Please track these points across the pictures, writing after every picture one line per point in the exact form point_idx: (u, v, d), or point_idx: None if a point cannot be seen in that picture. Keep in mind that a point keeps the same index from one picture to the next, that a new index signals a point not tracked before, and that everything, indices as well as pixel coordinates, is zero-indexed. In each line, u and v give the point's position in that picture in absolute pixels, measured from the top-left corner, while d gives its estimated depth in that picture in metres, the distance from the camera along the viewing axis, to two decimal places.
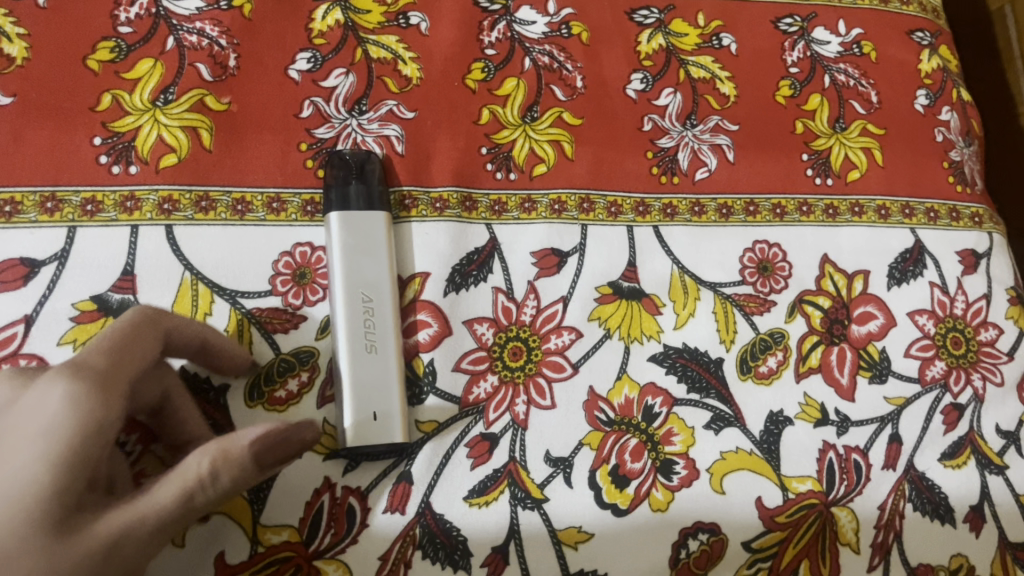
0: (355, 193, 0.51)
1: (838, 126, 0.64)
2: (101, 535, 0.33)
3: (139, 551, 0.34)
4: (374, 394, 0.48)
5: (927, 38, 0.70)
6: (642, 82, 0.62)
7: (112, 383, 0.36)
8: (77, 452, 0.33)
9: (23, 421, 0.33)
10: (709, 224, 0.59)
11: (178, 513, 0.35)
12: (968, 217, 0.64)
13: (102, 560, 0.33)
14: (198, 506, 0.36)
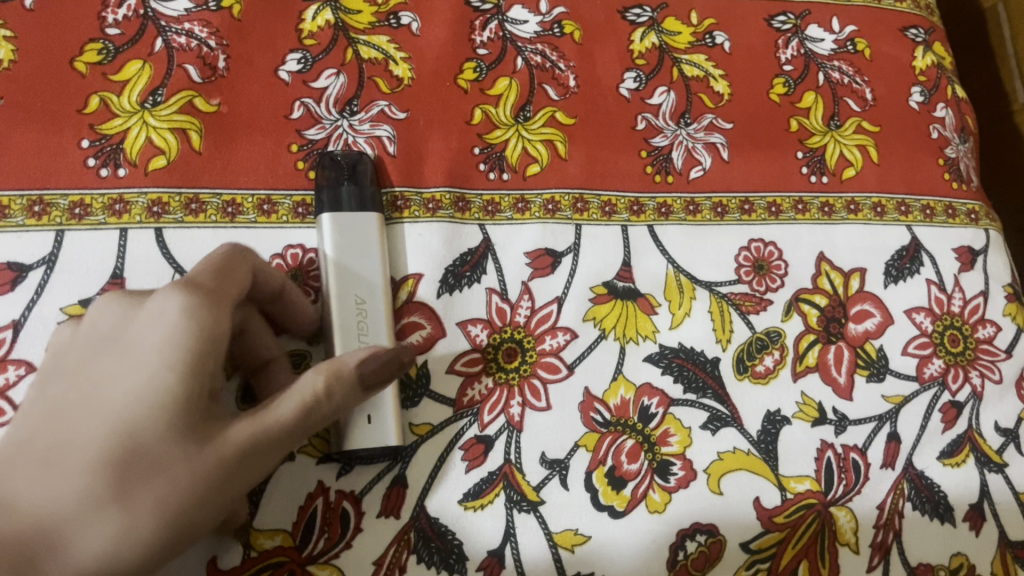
0: (348, 194, 0.50)
1: (833, 124, 0.64)
2: (235, 442, 0.36)
3: (272, 459, 0.37)
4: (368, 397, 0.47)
5: (921, 35, 0.69)
6: (635, 81, 0.61)
7: (217, 298, 0.38)
8: (196, 362, 0.36)
9: (144, 334, 0.36)
10: (704, 223, 0.58)
11: (300, 425, 0.38)
12: (964, 214, 0.64)
13: (237, 463, 0.36)
14: (320, 418, 0.38)
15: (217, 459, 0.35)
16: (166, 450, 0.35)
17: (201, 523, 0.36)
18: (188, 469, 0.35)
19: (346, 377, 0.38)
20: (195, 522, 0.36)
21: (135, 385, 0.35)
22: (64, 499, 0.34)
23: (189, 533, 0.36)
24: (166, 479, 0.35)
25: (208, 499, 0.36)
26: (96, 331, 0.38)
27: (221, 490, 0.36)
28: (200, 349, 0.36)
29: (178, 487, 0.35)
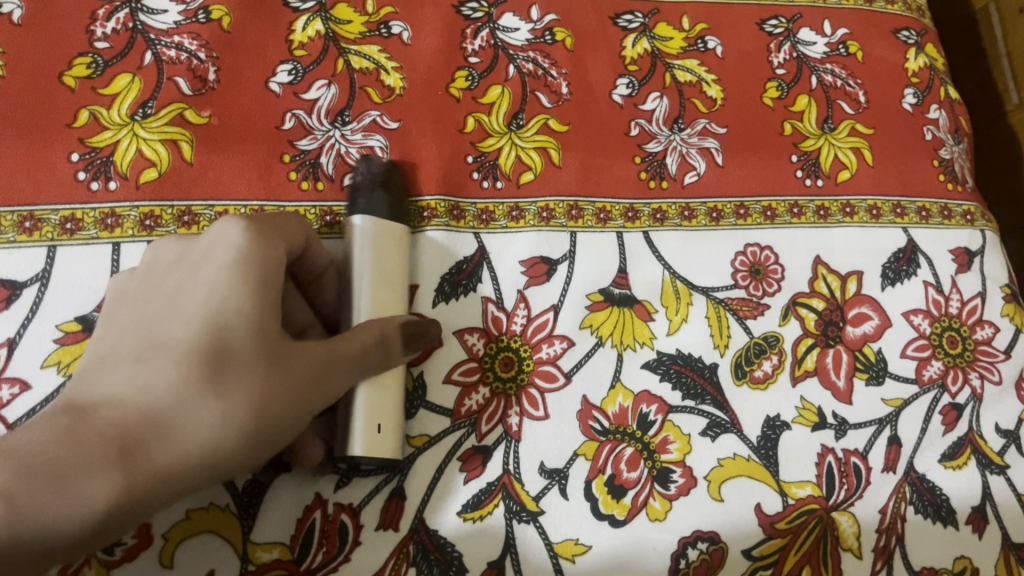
0: (383, 202, 0.49)
1: (827, 127, 0.63)
2: (313, 353, 0.40)
3: (347, 379, 0.41)
4: (381, 408, 0.45)
5: (912, 37, 0.69)
6: (628, 87, 0.61)
7: (280, 228, 0.42)
8: (271, 275, 0.40)
9: (213, 254, 0.40)
10: (699, 229, 0.58)
11: (360, 360, 0.42)
12: (960, 215, 0.64)
13: (317, 372, 0.40)
14: (377, 356, 0.43)
15: (302, 365, 0.39)
16: (255, 350, 0.38)
17: (290, 424, 0.39)
18: (277, 367, 0.39)
19: (392, 328, 0.44)
20: (288, 421, 0.39)
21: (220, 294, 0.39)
22: (160, 391, 0.38)
23: (280, 432, 0.39)
24: (258, 376, 0.38)
25: (297, 400, 0.39)
26: (169, 260, 0.42)
27: (308, 395, 0.40)
28: (273, 266, 0.40)
29: (270, 384, 0.38)
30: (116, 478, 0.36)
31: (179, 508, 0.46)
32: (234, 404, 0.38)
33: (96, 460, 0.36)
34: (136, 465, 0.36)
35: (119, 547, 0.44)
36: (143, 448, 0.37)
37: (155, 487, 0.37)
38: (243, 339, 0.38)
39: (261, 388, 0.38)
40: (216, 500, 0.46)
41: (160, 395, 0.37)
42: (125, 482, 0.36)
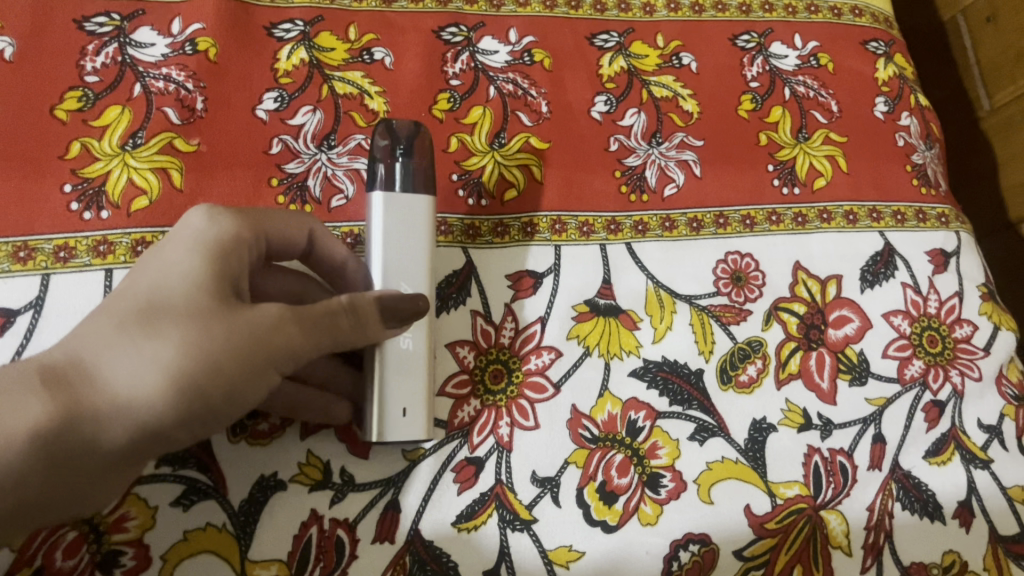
0: (401, 173, 0.48)
1: (801, 136, 0.65)
2: (261, 311, 0.38)
3: (309, 347, 0.39)
4: (408, 389, 0.46)
5: (881, 47, 0.71)
6: (606, 104, 0.63)
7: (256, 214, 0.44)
8: (223, 246, 0.40)
9: (179, 230, 0.41)
10: (681, 239, 0.60)
11: (323, 325, 0.40)
12: (935, 218, 0.65)
13: (263, 331, 0.38)
14: (347, 326, 0.40)
15: (244, 321, 0.37)
16: (195, 306, 0.37)
17: (228, 384, 0.37)
18: (214, 322, 0.37)
19: (366, 300, 0.41)
20: (224, 380, 0.37)
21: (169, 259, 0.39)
22: (93, 339, 0.37)
23: (214, 391, 0.37)
24: (194, 328, 0.36)
25: (235, 356, 0.37)
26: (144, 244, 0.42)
27: (250, 355, 0.37)
28: (227, 239, 0.40)
29: (206, 339, 0.37)
30: (30, 421, 0.34)
31: (175, 530, 0.46)
32: (167, 357, 0.36)
33: (10, 400, 0.34)
34: (53, 410, 0.35)
35: (117, 568, 0.45)
36: (64, 394, 0.35)
37: (73, 433, 0.35)
38: (184, 294, 0.37)
39: (196, 341, 0.36)
40: (213, 520, 0.47)
41: (93, 347, 0.36)
42: (41, 426, 0.34)
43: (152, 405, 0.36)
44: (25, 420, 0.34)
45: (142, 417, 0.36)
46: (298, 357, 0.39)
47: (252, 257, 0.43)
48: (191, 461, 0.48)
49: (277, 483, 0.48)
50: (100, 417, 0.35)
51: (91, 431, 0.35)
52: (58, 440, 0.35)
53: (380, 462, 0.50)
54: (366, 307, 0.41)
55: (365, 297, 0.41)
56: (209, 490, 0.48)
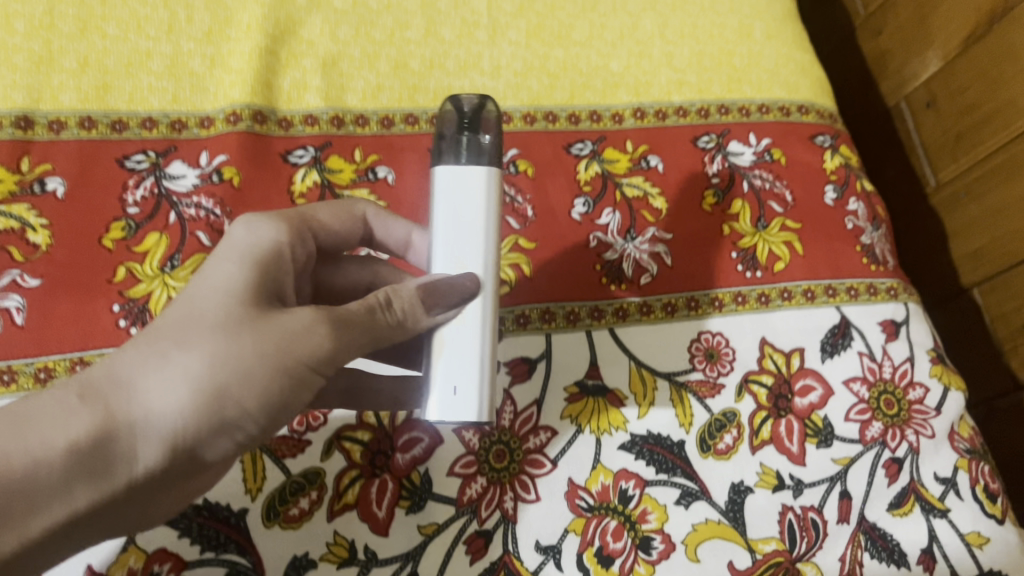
0: (459, 148, 0.42)
1: (760, 225, 0.73)
2: (295, 316, 0.40)
3: (347, 350, 0.41)
4: (458, 367, 0.42)
5: (827, 140, 0.79)
6: (584, 205, 0.70)
7: (297, 227, 0.48)
8: (263, 256, 0.43)
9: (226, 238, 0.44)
10: (658, 322, 0.67)
11: (364, 325, 0.41)
12: (884, 291, 0.73)
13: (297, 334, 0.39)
14: (390, 323, 0.42)
15: (273, 329, 0.39)
16: (229, 315, 0.39)
17: (261, 390, 0.38)
18: (247, 331, 0.38)
19: (406, 293, 0.42)
20: (257, 387, 0.38)
21: (203, 277, 0.41)
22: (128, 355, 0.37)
23: (248, 396, 0.38)
24: (227, 338, 0.38)
25: (266, 362, 0.38)
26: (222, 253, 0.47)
27: (283, 363, 0.39)
28: (264, 253, 0.43)
29: (237, 349, 0.38)
30: (74, 433, 0.34)
31: None
32: (202, 367, 0.37)
33: (55, 416, 0.34)
34: (97, 421, 0.35)
35: None
36: (106, 405, 0.35)
37: (116, 444, 0.35)
38: (218, 306, 0.39)
39: (232, 350, 0.38)
40: None
41: (132, 360, 0.37)
42: (84, 436, 0.35)
43: (191, 413, 0.37)
44: (69, 432, 0.34)
45: (182, 425, 0.37)
46: (333, 363, 0.40)
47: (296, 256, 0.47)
48: (231, 545, 0.54)
49: (309, 562, 0.54)
50: (142, 427, 0.36)
51: (132, 440, 0.36)
52: (102, 450, 0.35)
53: (399, 538, 0.56)
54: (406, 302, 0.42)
55: (405, 291, 0.43)
56: (249, 571, 0.53)
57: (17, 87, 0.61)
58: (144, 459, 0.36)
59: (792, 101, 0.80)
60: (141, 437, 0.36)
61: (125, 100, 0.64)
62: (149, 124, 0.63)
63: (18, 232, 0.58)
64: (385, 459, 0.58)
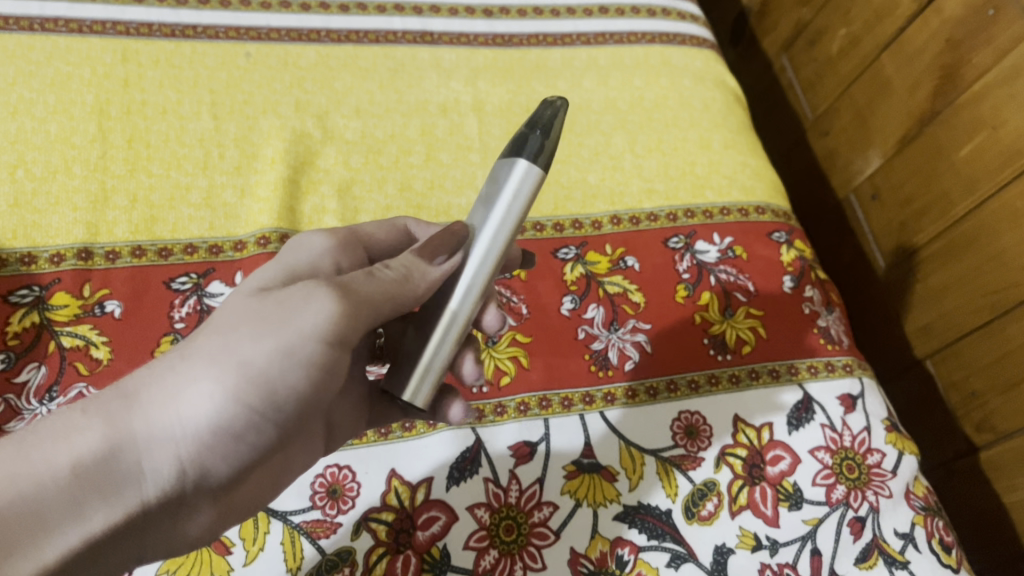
0: None
1: (728, 313, 0.82)
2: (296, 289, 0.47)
3: (348, 306, 0.46)
4: (429, 321, 0.49)
5: (783, 236, 0.89)
6: (572, 302, 0.80)
7: (348, 242, 0.57)
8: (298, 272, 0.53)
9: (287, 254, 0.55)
10: (642, 403, 0.75)
11: (363, 283, 0.48)
12: (841, 368, 0.82)
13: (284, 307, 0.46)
14: (390, 278, 0.48)
15: (269, 312, 0.45)
16: (235, 318, 0.46)
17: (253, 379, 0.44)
18: (243, 325, 0.45)
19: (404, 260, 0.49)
20: (252, 375, 0.44)
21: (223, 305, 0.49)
22: (136, 381, 0.45)
23: (241, 389, 0.44)
24: (222, 340, 0.45)
25: (261, 348, 0.44)
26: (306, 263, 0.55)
27: (281, 345, 0.44)
28: (302, 269, 0.53)
29: (234, 345, 0.44)
30: (75, 452, 0.42)
31: None
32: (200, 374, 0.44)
33: (61, 436, 0.42)
34: (98, 436, 0.42)
35: None
36: (110, 421, 0.43)
37: (117, 458, 0.43)
38: (221, 318, 0.47)
39: (221, 349, 0.44)
40: None
41: (138, 380, 0.45)
42: (87, 453, 0.42)
43: (185, 422, 0.44)
44: (70, 451, 0.42)
45: (178, 432, 0.44)
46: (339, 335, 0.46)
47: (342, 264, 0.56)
48: None
49: None
50: (142, 440, 0.43)
51: (132, 453, 0.43)
52: (104, 463, 0.42)
53: None
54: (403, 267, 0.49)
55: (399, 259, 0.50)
56: None
57: (78, 224, 0.71)
58: (146, 466, 0.44)
59: (750, 202, 0.90)
60: (140, 451, 0.44)
61: (169, 230, 0.73)
62: (191, 250, 0.73)
63: (83, 349, 0.66)
64: (407, 536, 0.65)
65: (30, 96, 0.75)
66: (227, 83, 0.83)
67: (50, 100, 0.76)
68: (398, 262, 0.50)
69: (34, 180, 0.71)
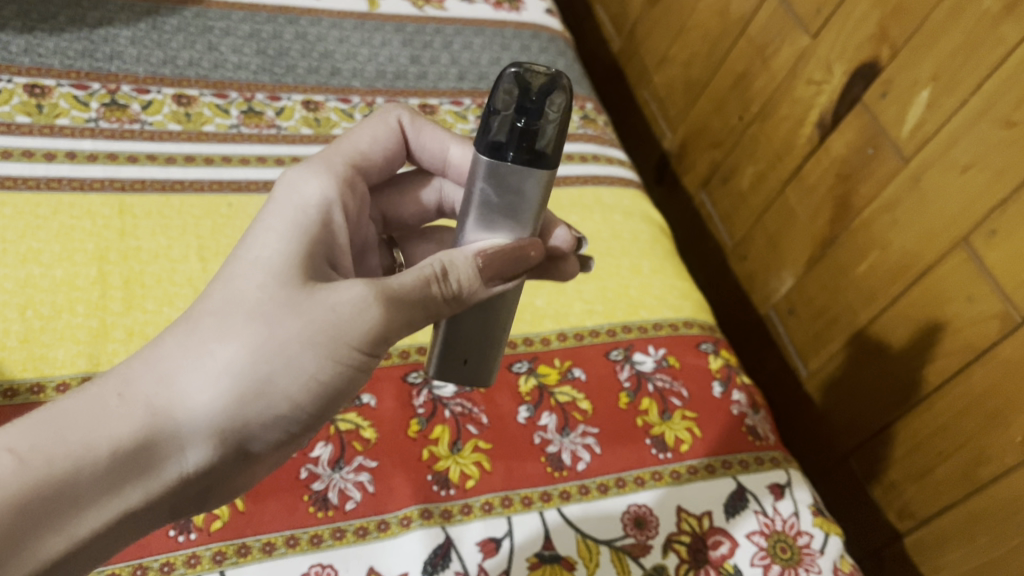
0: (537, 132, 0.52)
1: (666, 416, 0.92)
2: (348, 295, 0.54)
3: (394, 329, 0.55)
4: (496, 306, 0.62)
5: (710, 347, 1.01)
6: (527, 410, 0.89)
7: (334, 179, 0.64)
8: (301, 220, 0.58)
9: (288, 195, 0.60)
10: (594, 499, 0.84)
11: (418, 294, 0.56)
12: (769, 461, 0.92)
13: (331, 319, 0.53)
14: (443, 295, 0.57)
15: (324, 315, 0.53)
16: (276, 305, 0.53)
17: (295, 380, 0.52)
18: (285, 319, 0.52)
19: (462, 271, 0.57)
20: (291, 370, 0.52)
21: (235, 269, 0.55)
22: (177, 365, 0.51)
23: (279, 384, 0.52)
24: (267, 330, 0.52)
25: (314, 353, 0.52)
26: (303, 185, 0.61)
27: (327, 353, 0.53)
28: (302, 206, 0.60)
29: (278, 343, 0.52)
30: (114, 440, 0.49)
31: None
32: (245, 362, 0.51)
33: (105, 417, 0.49)
34: (138, 423, 0.49)
35: None
36: (149, 405, 0.50)
37: (155, 442, 0.50)
38: (260, 304, 0.53)
39: (263, 346, 0.51)
40: None
41: (174, 362, 0.51)
42: (127, 436, 0.49)
43: (220, 409, 0.51)
44: (110, 439, 0.48)
45: (212, 420, 0.51)
46: (377, 347, 0.55)
47: (340, 193, 0.63)
48: None
49: None
50: (177, 424, 0.50)
51: (168, 437, 0.50)
52: (143, 445, 0.50)
53: None
54: (456, 272, 0.57)
55: (458, 266, 0.57)
56: None
57: (81, 356, 0.79)
58: (181, 450, 0.51)
59: (679, 318, 1.02)
60: (176, 437, 0.51)
61: None
62: None
63: None
64: None
65: (38, 246, 0.85)
66: (212, 229, 0.93)
67: (56, 249, 0.85)
68: (461, 275, 0.57)
69: (42, 318, 0.80)
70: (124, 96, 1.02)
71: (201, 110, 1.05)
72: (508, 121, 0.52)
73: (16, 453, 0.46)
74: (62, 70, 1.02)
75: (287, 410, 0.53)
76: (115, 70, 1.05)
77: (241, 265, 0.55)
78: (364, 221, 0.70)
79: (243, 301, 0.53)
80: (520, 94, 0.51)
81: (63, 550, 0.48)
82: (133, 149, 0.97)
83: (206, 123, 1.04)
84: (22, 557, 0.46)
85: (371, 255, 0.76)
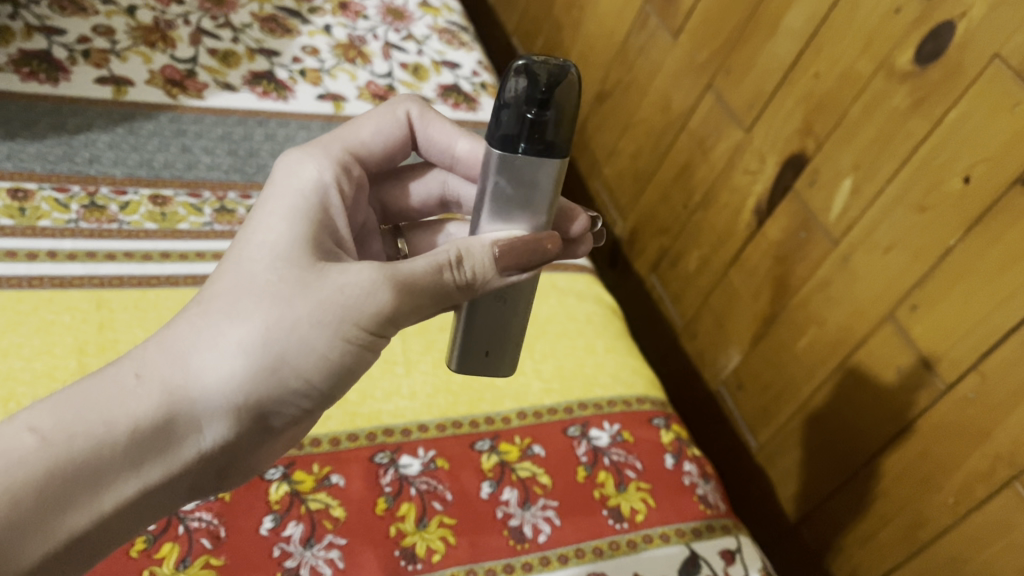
0: (545, 122, 0.58)
1: (621, 488, 0.98)
2: (358, 278, 0.61)
3: (405, 312, 0.62)
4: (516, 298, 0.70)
5: (662, 421, 1.07)
6: (490, 486, 0.94)
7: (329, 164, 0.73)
8: (301, 206, 0.66)
9: (288, 183, 0.69)
10: (555, 569, 0.88)
11: (433, 278, 0.62)
12: (720, 528, 0.98)
13: (338, 300, 0.60)
14: (458, 280, 0.63)
15: (331, 297, 0.60)
16: (286, 289, 0.59)
17: (305, 359, 0.59)
18: (294, 300, 0.59)
19: (479, 259, 0.63)
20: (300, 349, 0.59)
21: (248, 254, 0.62)
22: (191, 348, 0.58)
23: (288, 363, 0.59)
24: (276, 313, 0.58)
25: (322, 333, 0.59)
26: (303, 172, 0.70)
27: (334, 333, 0.60)
28: (302, 192, 0.68)
29: (287, 325, 0.58)
30: (134, 420, 0.55)
31: None
32: (257, 343, 0.58)
33: (127, 397, 0.56)
34: (156, 402, 0.56)
35: None
36: (167, 386, 0.57)
37: (172, 418, 0.57)
38: (269, 288, 0.59)
39: (273, 326, 0.58)
40: None
41: (187, 344, 0.58)
42: (146, 414, 0.56)
43: (233, 386, 0.58)
44: (131, 419, 0.55)
45: (225, 398, 0.58)
46: (384, 329, 0.62)
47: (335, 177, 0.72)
48: None
49: None
50: (191, 401, 0.57)
51: (184, 415, 0.57)
52: (161, 422, 0.56)
53: None
54: (470, 259, 0.63)
55: (473, 255, 0.63)
56: None
57: None
58: (196, 425, 0.58)
59: (631, 395, 1.09)
60: (189, 416, 0.57)
61: None
62: None
63: None
64: None
65: (19, 340, 0.89)
66: None
67: (36, 343, 0.89)
68: (474, 262, 0.63)
69: None
70: (103, 198, 1.08)
71: (176, 209, 1.11)
72: (518, 113, 0.58)
73: (41, 433, 0.53)
74: (43, 174, 1.08)
75: (297, 386, 0.60)
76: (93, 172, 1.11)
77: (251, 250, 0.62)
78: (359, 203, 0.80)
79: (256, 284, 0.60)
80: (530, 88, 0.58)
81: (86, 523, 0.55)
82: (110, 247, 1.02)
83: (180, 222, 1.10)
84: (53, 529, 0.54)
85: (372, 239, 0.85)
